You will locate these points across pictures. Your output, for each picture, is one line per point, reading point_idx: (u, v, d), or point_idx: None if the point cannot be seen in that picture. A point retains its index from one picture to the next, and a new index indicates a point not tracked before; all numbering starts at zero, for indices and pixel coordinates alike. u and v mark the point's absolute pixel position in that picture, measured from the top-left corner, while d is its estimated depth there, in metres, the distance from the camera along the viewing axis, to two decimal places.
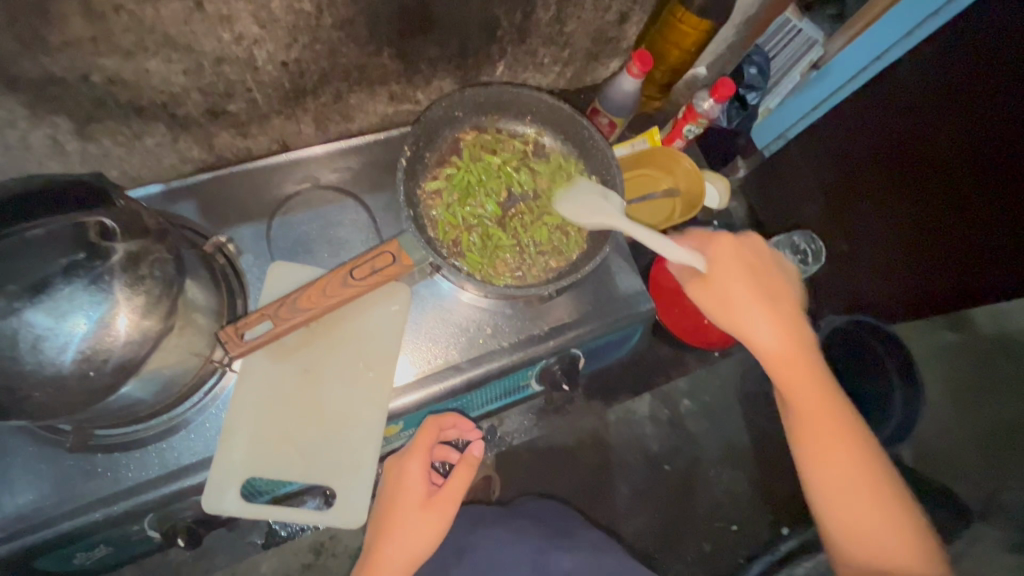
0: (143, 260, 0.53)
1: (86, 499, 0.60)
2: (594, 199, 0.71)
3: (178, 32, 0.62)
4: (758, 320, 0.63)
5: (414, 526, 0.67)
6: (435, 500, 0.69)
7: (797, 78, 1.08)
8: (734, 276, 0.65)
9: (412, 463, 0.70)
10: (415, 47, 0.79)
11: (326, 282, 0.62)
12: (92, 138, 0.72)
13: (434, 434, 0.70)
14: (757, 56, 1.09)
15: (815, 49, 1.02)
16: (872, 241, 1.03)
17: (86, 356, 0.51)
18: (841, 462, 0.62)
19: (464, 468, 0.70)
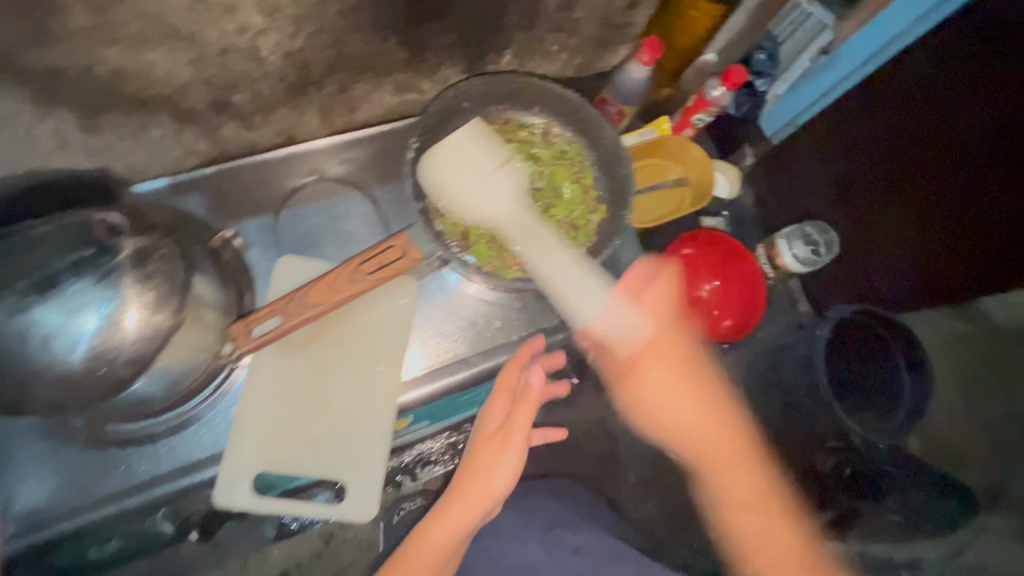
0: (151, 256, 0.53)
1: (98, 494, 0.60)
2: (458, 157, 0.70)
3: (181, 22, 0.60)
4: (671, 406, 0.80)
5: (492, 449, 0.64)
6: (508, 431, 0.64)
7: (806, 61, 1.00)
8: (654, 383, 0.80)
9: (494, 405, 0.67)
10: (421, 36, 0.77)
11: (334, 277, 0.61)
12: (97, 132, 0.72)
13: (517, 374, 0.68)
14: (765, 39, 0.98)
15: (825, 34, 0.92)
16: (885, 236, 1.01)
17: (96, 353, 0.51)
18: (740, 478, 0.80)
19: (527, 404, 0.64)
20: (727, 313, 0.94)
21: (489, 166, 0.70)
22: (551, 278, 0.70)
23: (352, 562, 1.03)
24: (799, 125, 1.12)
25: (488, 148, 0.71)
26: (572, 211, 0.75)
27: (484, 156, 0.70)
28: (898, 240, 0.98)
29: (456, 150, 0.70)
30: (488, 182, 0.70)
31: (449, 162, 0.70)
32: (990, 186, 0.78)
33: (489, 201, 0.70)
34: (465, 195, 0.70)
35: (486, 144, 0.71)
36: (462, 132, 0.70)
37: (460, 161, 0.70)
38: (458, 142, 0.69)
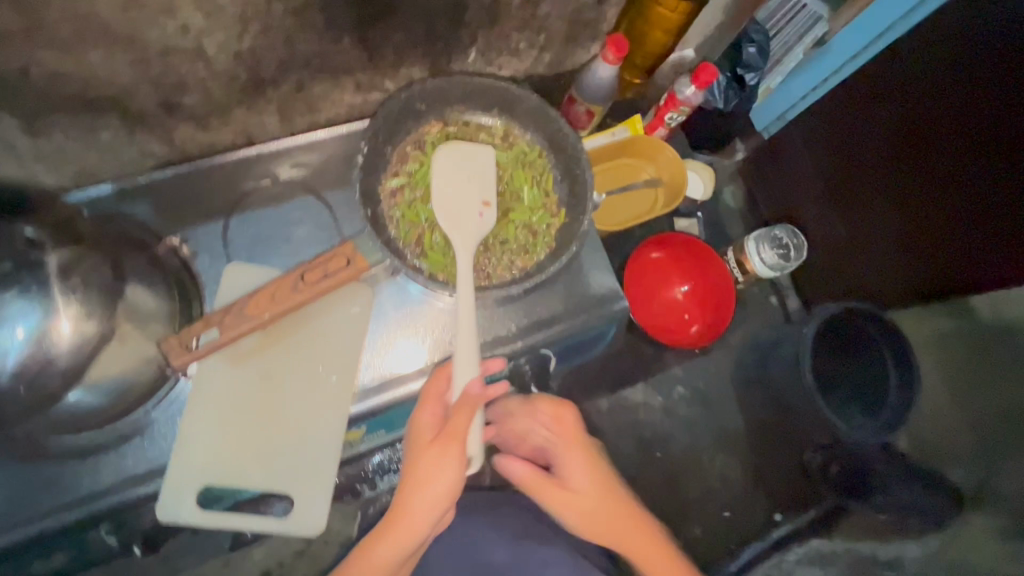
0: (78, 268, 0.54)
1: (38, 509, 0.59)
2: (457, 174, 0.69)
3: (117, 21, 0.58)
4: (569, 513, 0.68)
5: (433, 456, 0.55)
6: (448, 435, 0.56)
7: (801, 54, 1.09)
8: (581, 469, 0.69)
9: (422, 412, 0.59)
10: (377, 33, 0.75)
11: (274, 288, 0.60)
12: (43, 136, 0.69)
13: (445, 380, 0.61)
14: (755, 32, 1.07)
15: (821, 25, 1.02)
16: (879, 230, 1.02)
17: (27, 363, 0.52)
18: None
19: (463, 411, 0.55)
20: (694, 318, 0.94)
21: (474, 197, 0.68)
22: (507, 286, 0.68)
23: None
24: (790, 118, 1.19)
25: (486, 181, 0.70)
26: (530, 216, 0.73)
27: (480, 185, 0.70)
28: (895, 232, 0.99)
29: (459, 156, 0.70)
30: (461, 207, 0.68)
31: (448, 169, 0.69)
32: (980, 160, 0.80)
33: (452, 221, 0.67)
34: (439, 203, 0.67)
35: (483, 176, 0.70)
36: (474, 157, 0.70)
37: (456, 181, 0.69)
38: (462, 161, 0.69)
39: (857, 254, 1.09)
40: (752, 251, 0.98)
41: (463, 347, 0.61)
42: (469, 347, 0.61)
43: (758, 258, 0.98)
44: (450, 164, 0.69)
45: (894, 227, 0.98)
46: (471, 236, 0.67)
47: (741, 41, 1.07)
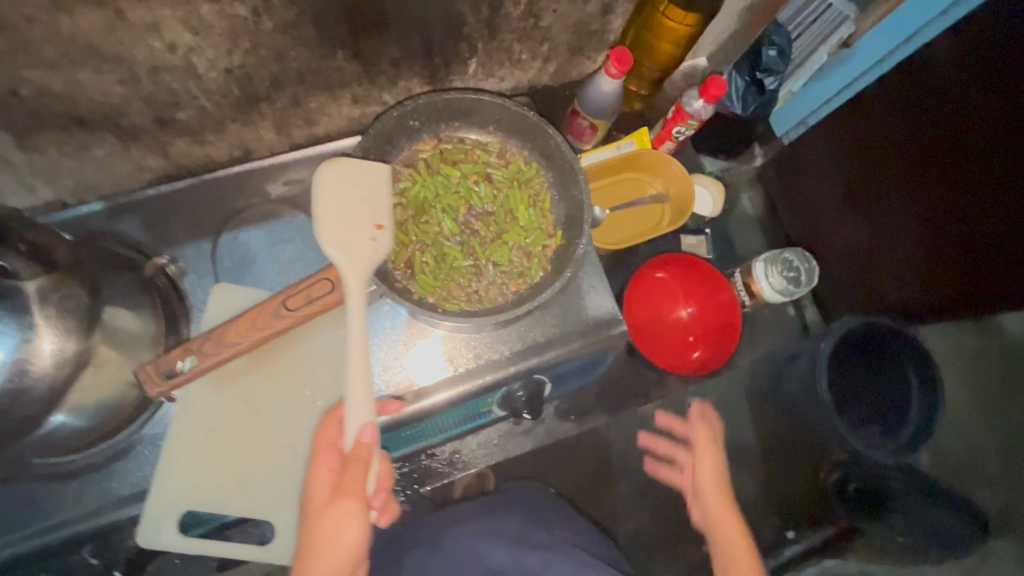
0: (54, 293, 0.51)
1: (21, 530, 0.59)
2: (344, 195, 0.59)
3: (102, 42, 0.57)
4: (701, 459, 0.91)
5: (331, 515, 0.53)
6: (343, 491, 0.53)
7: (825, 55, 1.05)
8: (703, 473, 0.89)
9: (317, 469, 0.57)
10: (372, 48, 0.73)
11: (257, 313, 0.59)
12: (37, 150, 0.69)
13: (337, 428, 0.59)
14: (776, 35, 1.04)
15: (846, 25, 0.99)
16: (891, 245, 0.99)
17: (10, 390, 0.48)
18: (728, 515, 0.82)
19: (357, 464, 0.53)
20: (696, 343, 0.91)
21: (362, 220, 0.59)
22: (499, 312, 0.65)
23: None
24: (810, 125, 1.16)
25: (379, 203, 0.60)
26: (526, 237, 0.71)
27: (371, 208, 0.60)
28: (905, 248, 0.96)
29: (345, 176, 0.60)
30: (350, 231, 0.58)
31: (334, 190, 0.59)
32: (988, 177, 0.78)
33: (338, 247, 0.57)
34: (320, 227, 0.57)
35: (375, 196, 0.61)
36: (364, 174, 0.60)
37: (342, 203, 0.59)
38: (349, 182, 0.60)
39: (879, 270, 1.04)
40: (760, 275, 0.95)
41: (355, 387, 0.54)
42: (363, 384, 0.55)
43: (766, 282, 0.94)
44: (336, 180, 0.59)
45: (905, 242, 0.96)
46: (361, 266, 0.58)
47: (763, 45, 1.04)
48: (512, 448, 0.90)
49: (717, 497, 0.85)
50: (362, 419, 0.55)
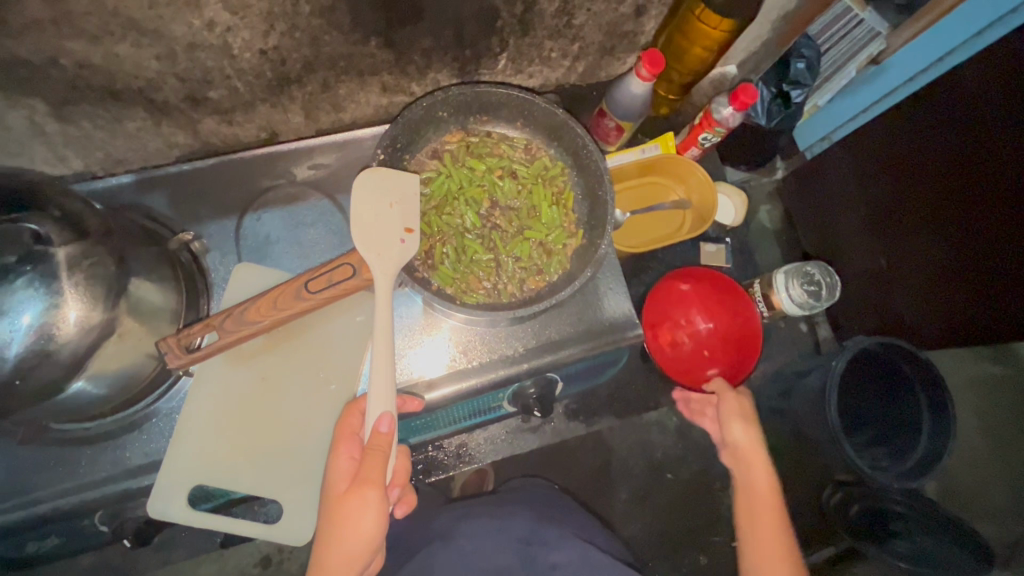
0: (84, 261, 0.51)
1: (35, 492, 0.60)
2: (375, 203, 0.60)
3: (143, 16, 0.58)
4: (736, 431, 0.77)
5: (350, 505, 0.54)
6: (361, 482, 0.54)
7: (852, 73, 1.06)
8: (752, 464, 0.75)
9: (339, 458, 0.57)
10: (404, 38, 0.73)
11: (279, 294, 0.59)
12: (71, 121, 0.71)
13: (359, 418, 0.60)
14: (804, 48, 1.03)
15: (877, 42, 1.00)
16: (906, 269, 0.99)
17: (32, 354, 0.49)
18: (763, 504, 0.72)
19: (374, 453, 0.54)
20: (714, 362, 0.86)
21: (392, 224, 0.60)
22: (516, 308, 0.65)
23: None
24: (835, 140, 1.16)
25: (410, 207, 0.61)
26: (547, 235, 0.70)
27: (402, 213, 0.61)
28: (921, 273, 0.96)
29: (380, 184, 0.61)
30: (382, 232, 0.59)
31: (365, 198, 0.60)
32: (1006, 210, 0.77)
33: (371, 247, 0.59)
34: (356, 229, 0.58)
35: (408, 202, 0.62)
36: (394, 182, 0.61)
37: (373, 208, 0.60)
38: (382, 190, 0.61)
39: (894, 289, 1.03)
40: (780, 287, 0.94)
41: (377, 379, 0.55)
42: (385, 375, 0.56)
43: (785, 294, 0.93)
44: (374, 186, 0.61)
45: (922, 267, 0.95)
46: (390, 264, 0.59)
47: (791, 58, 1.04)
48: (522, 443, 0.90)
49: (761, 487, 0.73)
50: (381, 410, 0.55)
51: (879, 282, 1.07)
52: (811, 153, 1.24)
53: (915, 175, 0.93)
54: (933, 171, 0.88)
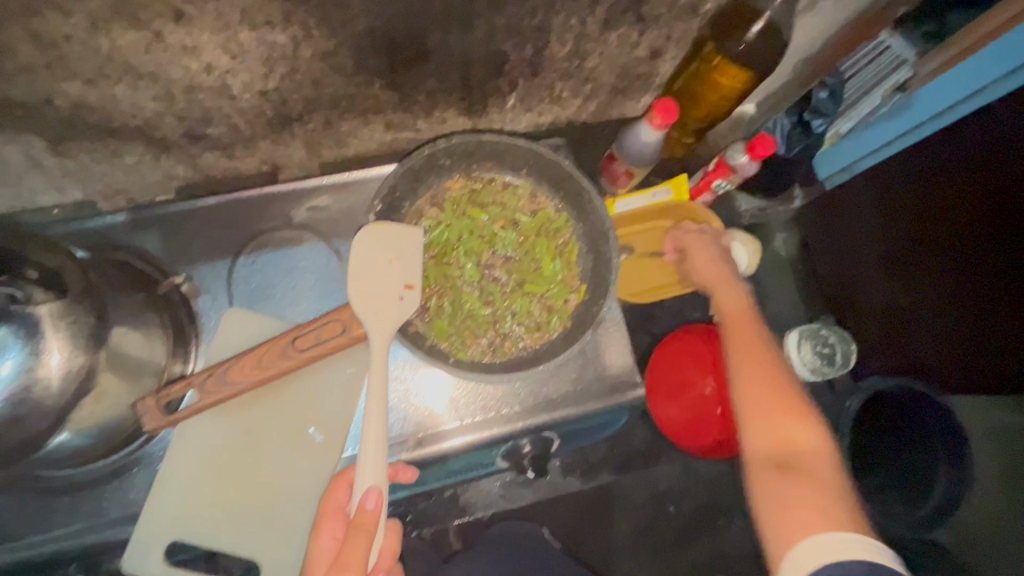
0: (64, 317, 0.50)
1: (10, 542, 0.58)
2: (374, 259, 0.58)
3: (141, 61, 0.57)
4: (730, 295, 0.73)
5: None
6: (340, 566, 0.50)
7: (878, 99, 1.00)
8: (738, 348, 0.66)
9: (321, 538, 0.56)
10: (409, 79, 0.71)
11: (265, 351, 0.57)
12: (69, 155, 0.70)
13: (344, 493, 0.58)
14: (831, 78, 1.00)
15: (905, 69, 0.94)
16: (928, 330, 0.94)
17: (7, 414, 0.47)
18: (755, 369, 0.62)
19: (358, 533, 0.50)
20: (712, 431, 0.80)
21: (390, 282, 0.58)
22: (511, 370, 0.63)
23: None
24: (857, 170, 1.11)
25: (411, 264, 0.59)
26: (548, 290, 0.68)
27: (401, 268, 0.59)
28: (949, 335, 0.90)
29: (379, 240, 0.59)
30: (381, 293, 0.57)
31: (363, 254, 0.58)
32: None
33: (367, 307, 0.57)
34: (353, 283, 0.57)
35: (409, 258, 0.59)
36: (397, 237, 0.59)
37: (371, 266, 0.58)
38: (381, 245, 0.59)
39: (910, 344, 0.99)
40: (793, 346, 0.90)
41: (368, 449, 0.53)
42: (376, 446, 0.54)
43: (797, 355, 0.89)
44: (376, 239, 0.59)
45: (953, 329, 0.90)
46: (384, 325, 0.57)
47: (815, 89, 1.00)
48: (517, 497, 0.92)
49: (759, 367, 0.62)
50: (369, 484, 0.53)
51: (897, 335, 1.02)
52: (831, 183, 1.17)
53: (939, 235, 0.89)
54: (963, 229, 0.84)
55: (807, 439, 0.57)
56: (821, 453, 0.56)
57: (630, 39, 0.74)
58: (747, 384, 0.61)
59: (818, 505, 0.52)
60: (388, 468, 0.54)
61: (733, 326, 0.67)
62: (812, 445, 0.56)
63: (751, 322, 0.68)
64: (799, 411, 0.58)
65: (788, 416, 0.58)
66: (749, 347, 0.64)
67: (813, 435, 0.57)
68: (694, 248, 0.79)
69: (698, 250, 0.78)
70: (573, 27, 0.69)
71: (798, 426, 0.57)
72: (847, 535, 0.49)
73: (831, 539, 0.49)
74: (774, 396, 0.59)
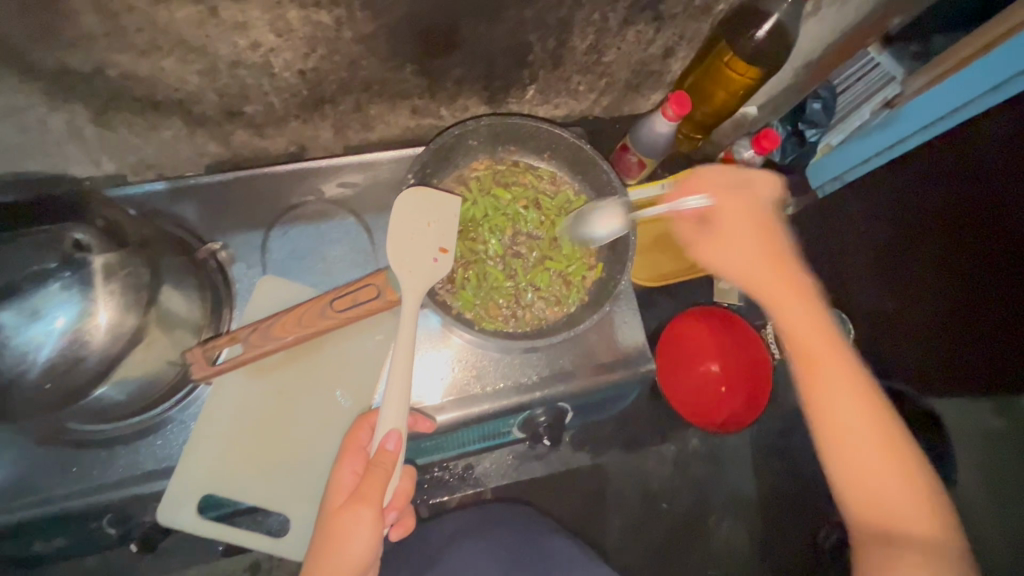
0: (120, 269, 0.53)
1: (47, 492, 0.60)
2: (413, 221, 0.62)
3: (192, 35, 0.60)
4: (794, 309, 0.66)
5: (341, 520, 0.53)
6: (358, 498, 0.54)
7: (867, 114, 1.02)
8: (836, 371, 0.64)
9: (342, 471, 0.59)
10: (439, 66, 0.75)
11: (305, 311, 0.61)
12: (110, 127, 0.72)
13: (367, 434, 0.61)
14: (824, 90, 1.04)
15: (893, 85, 0.98)
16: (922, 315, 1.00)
17: (60, 360, 0.50)
18: (846, 395, 0.63)
19: (376, 471, 0.54)
20: (724, 405, 0.86)
21: (426, 245, 0.62)
22: (531, 338, 0.66)
23: None
24: (846, 181, 1.12)
25: (447, 229, 0.63)
26: (567, 265, 0.72)
27: (438, 232, 0.63)
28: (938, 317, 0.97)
29: (419, 203, 0.62)
30: (416, 255, 0.61)
31: (405, 216, 0.62)
32: None
33: (404, 265, 0.60)
34: (393, 242, 0.61)
35: (445, 223, 0.63)
36: (435, 203, 0.63)
37: (411, 228, 0.62)
38: (419, 209, 0.62)
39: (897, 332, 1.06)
40: None
41: (391, 394, 0.56)
42: (399, 393, 0.56)
43: None
44: (415, 202, 0.62)
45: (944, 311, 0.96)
46: (418, 288, 0.60)
47: (808, 99, 1.05)
48: (528, 470, 0.93)
49: (849, 396, 0.63)
50: (391, 426, 0.56)
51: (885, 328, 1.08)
52: (822, 193, 1.18)
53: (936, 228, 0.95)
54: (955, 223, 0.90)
55: (915, 512, 0.60)
56: (936, 529, 0.60)
57: (646, 35, 0.78)
58: (831, 448, 0.63)
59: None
60: (407, 414, 0.57)
61: (815, 380, 0.64)
62: (921, 518, 0.60)
63: (840, 374, 0.64)
64: (916, 490, 0.61)
65: (901, 479, 0.61)
66: (833, 368, 0.64)
67: (937, 518, 0.60)
68: (729, 229, 0.67)
69: (741, 236, 0.66)
70: (595, 21, 0.73)
71: (908, 489, 0.61)
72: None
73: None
74: (891, 455, 0.62)
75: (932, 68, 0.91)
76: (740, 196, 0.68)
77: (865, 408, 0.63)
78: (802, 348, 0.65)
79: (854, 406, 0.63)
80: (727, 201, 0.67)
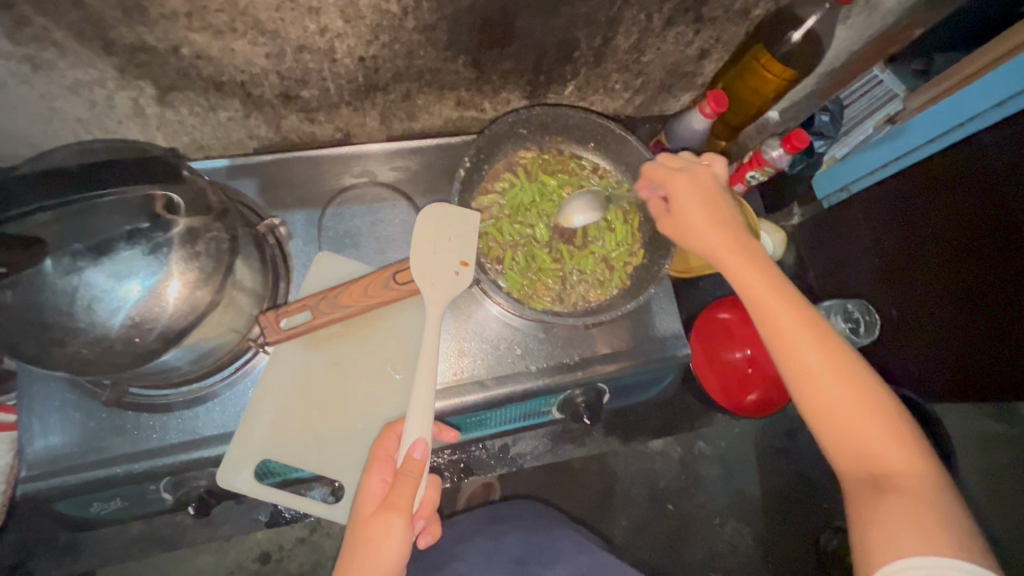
0: (201, 237, 0.54)
1: (111, 452, 0.62)
2: (437, 237, 0.68)
3: (267, 17, 0.61)
4: (744, 269, 0.62)
5: (374, 527, 0.55)
6: (389, 506, 0.55)
7: (869, 129, 1.04)
8: (805, 337, 0.59)
9: (372, 480, 0.60)
10: (490, 59, 0.78)
11: (370, 283, 0.67)
12: (171, 106, 0.73)
13: (394, 442, 0.62)
14: (831, 103, 1.06)
15: (895, 102, 1.00)
16: (917, 335, 1.02)
17: (134, 322, 0.51)
18: (818, 356, 0.58)
19: (405, 478, 0.56)
20: (756, 388, 0.89)
21: (449, 260, 0.67)
22: (578, 316, 0.70)
23: (331, 555, 1.15)
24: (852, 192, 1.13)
25: (467, 243, 0.68)
26: (610, 251, 0.75)
27: (459, 247, 0.68)
28: (931, 339, 0.99)
29: (441, 219, 0.68)
30: (444, 265, 0.67)
31: (429, 232, 0.68)
32: (1001, 271, 0.81)
33: (427, 278, 0.66)
34: (415, 257, 0.66)
35: (465, 238, 0.68)
36: (460, 218, 0.69)
37: (434, 242, 0.68)
38: (443, 225, 0.68)
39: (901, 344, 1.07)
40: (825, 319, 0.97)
41: (418, 405, 0.59)
42: (425, 403, 0.60)
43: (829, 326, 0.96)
44: (438, 214, 0.68)
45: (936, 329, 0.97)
46: (445, 295, 0.66)
47: (816, 112, 1.07)
48: (562, 452, 0.93)
49: (821, 358, 0.58)
50: (416, 437, 0.58)
51: (889, 341, 1.10)
52: (827, 204, 1.20)
53: (924, 244, 0.95)
54: (942, 236, 0.91)
55: (900, 461, 0.56)
56: (918, 469, 0.56)
57: (685, 37, 0.82)
58: (815, 407, 0.58)
59: (911, 519, 0.53)
60: (432, 425, 0.60)
61: (786, 342, 0.59)
62: (907, 466, 0.56)
63: (808, 333, 0.59)
64: (898, 434, 0.57)
65: (884, 429, 0.57)
66: (805, 331, 0.59)
67: (918, 457, 0.56)
68: (686, 207, 0.65)
69: (689, 209, 0.64)
70: (640, 21, 0.77)
71: (891, 436, 0.57)
72: (932, 557, 0.51)
73: (932, 562, 0.50)
74: (871, 396, 0.57)
75: (936, 84, 0.93)
76: (688, 173, 0.67)
77: (840, 368, 0.58)
78: (764, 314, 0.60)
79: (821, 353, 0.58)
80: (675, 185, 0.66)
